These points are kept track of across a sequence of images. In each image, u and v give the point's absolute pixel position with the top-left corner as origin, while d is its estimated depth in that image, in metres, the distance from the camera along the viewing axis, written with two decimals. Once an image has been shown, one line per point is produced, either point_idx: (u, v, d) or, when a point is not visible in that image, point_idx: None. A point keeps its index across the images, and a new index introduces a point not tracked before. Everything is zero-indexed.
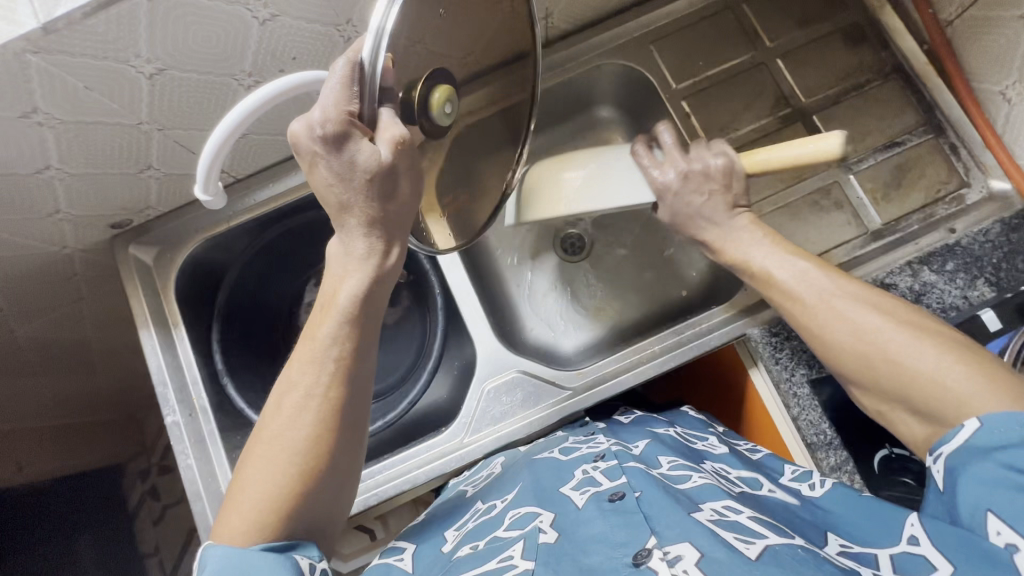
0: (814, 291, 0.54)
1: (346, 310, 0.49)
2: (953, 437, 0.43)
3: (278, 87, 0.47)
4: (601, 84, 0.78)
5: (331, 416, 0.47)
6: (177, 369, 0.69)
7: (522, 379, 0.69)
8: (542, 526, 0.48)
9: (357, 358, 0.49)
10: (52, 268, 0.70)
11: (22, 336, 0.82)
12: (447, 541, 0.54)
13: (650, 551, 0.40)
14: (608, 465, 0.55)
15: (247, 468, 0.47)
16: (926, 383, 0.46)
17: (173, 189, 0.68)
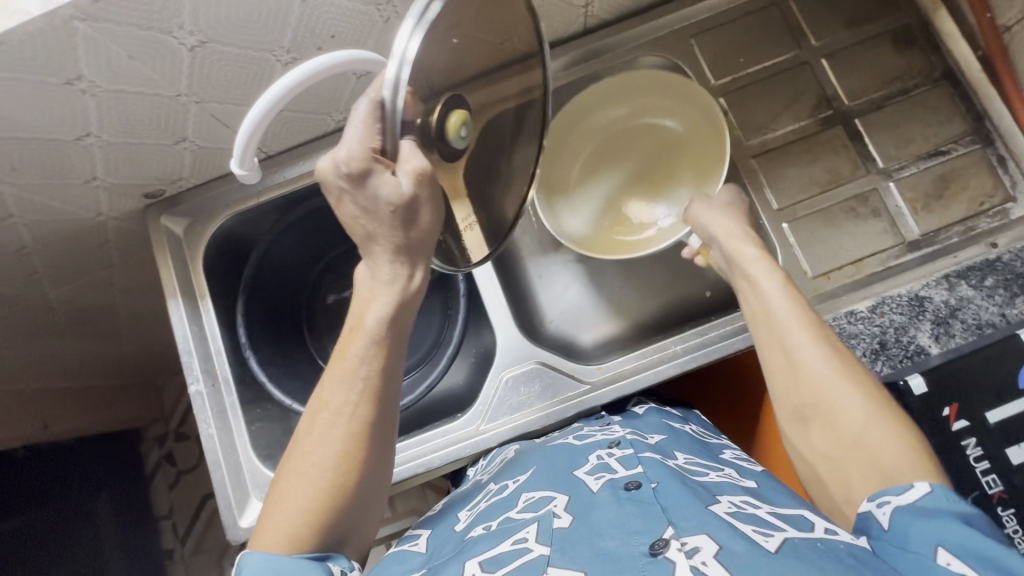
0: (785, 323, 0.55)
1: (372, 330, 0.50)
2: (901, 493, 0.44)
3: (356, 53, 0.48)
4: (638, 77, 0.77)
5: (358, 434, 0.50)
6: (202, 340, 0.70)
7: (541, 370, 0.69)
8: (557, 510, 0.48)
9: (380, 378, 0.51)
10: (87, 234, 0.72)
11: (54, 298, 0.84)
12: (460, 519, 0.55)
13: (667, 540, 0.40)
14: (624, 453, 0.56)
15: (283, 480, 0.49)
16: (879, 450, 0.47)
17: (206, 162, 0.68)
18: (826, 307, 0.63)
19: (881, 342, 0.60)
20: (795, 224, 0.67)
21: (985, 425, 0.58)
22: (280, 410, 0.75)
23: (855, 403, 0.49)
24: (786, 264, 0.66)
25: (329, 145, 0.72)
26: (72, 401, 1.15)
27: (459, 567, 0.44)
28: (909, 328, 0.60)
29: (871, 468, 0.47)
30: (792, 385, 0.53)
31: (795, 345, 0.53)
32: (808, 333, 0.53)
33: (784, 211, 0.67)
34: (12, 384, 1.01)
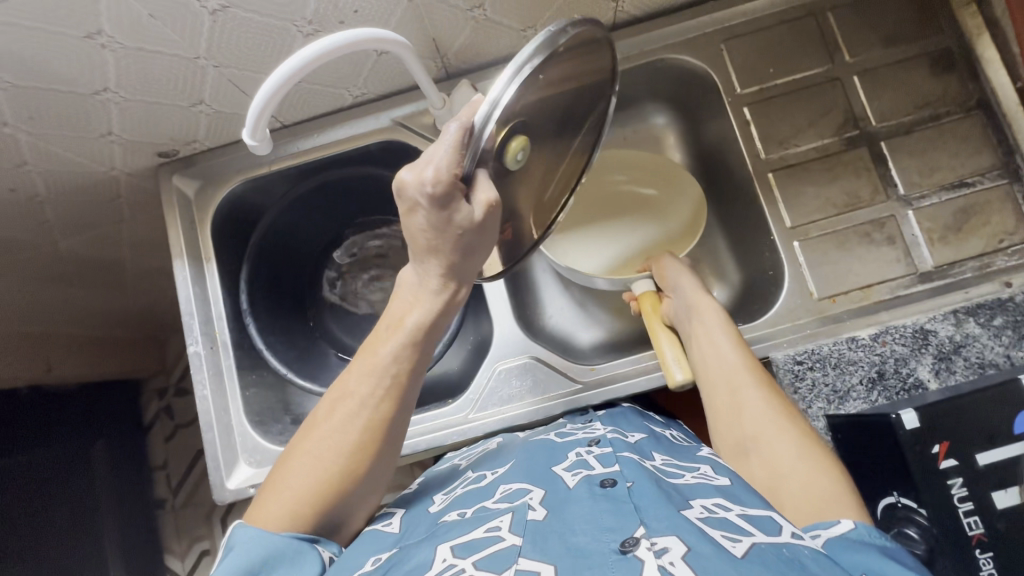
0: (729, 368, 0.59)
1: (412, 328, 0.52)
2: (828, 527, 0.44)
3: (397, 36, 0.50)
4: (662, 78, 0.76)
5: (377, 428, 0.51)
6: (204, 302, 0.71)
7: (534, 364, 0.69)
8: (532, 502, 0.49)
9: (412, 375, 0.53)
10: (100, 187, 0.72)
11: (64, 248, 0.85)
12: (434, 502, 0.56)
13: (637, 539, 0.40)
14: (602, 451, 0.56)
15: (291, 460, 0.51)
16: (808, 486, 0.49)
17: (221, 127, 0.68)
18: (828, 330, 0.62)
19: (878, 372, 0.60)
20: (806, 243, 0.66)
21: (973, 466, 0.53)
22: (275, 379, 0.76)
23: (788, 443, 0.52)
24: (792, 283, 0.65)
25: (345, 120, 0.72)
26: (77, 347, 1.18)
27: (431, 549, 0.45)
28: (909, 360, 0.60)
29: (805, 505, 0.48)
30: (735, 422, 0.56)
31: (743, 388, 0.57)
32: (755, 378, 0.57)
33: (796, 230, 0.66)
34: (19, 325, 1.03)
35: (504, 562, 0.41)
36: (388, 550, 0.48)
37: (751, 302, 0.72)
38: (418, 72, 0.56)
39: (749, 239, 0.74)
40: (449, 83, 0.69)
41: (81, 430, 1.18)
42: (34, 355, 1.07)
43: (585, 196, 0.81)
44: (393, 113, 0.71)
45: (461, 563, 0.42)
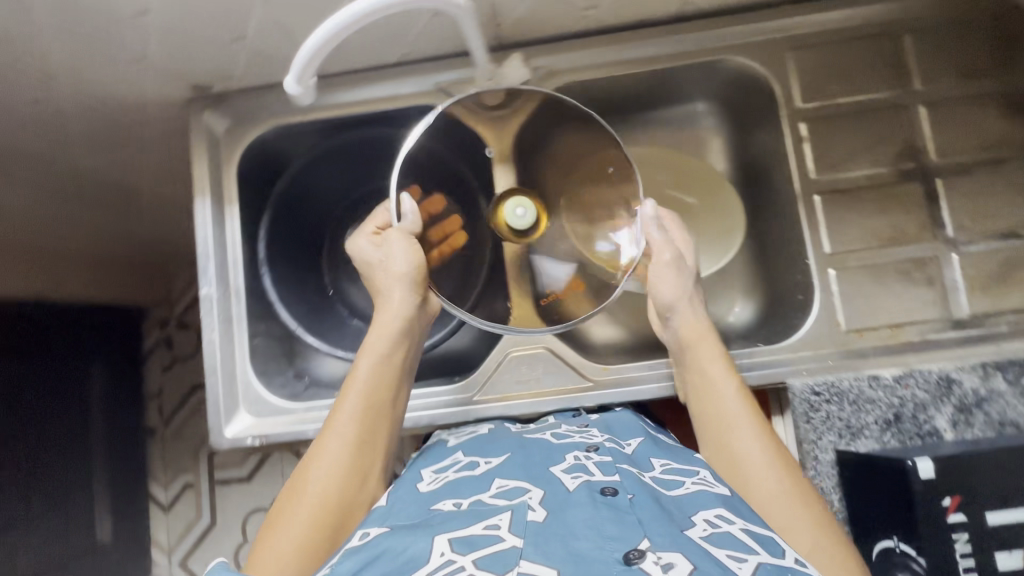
0: (730, 414, 0.58)
1: (376, 361, 0.62)
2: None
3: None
4: (718, 79, 0.73)
5: (348, 463, 0.58)
6: (221, 245, 0.69)
7: (545, 356, 0.68)
8: (531, 502, 0.48)
9: (381, 401, 0.61)
10: (127, 112, 0.70)
11: (83, 168, 0.84)
12: (424, 480, 0.57)
13: (643, 552, 0.42)
14: (602, 459, 0.55)
15: (279, 515, 0.56)
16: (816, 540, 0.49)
17: (259, 67, 0.66)
18: (850, 364, 0.61)
19: (895, 415, 0.60)
20: (843, 272, 0.64)
21: (980, 525, 0.52)
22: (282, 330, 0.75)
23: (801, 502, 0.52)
24: (821, 311, 0.64)
25: (387, 78, 0.69)
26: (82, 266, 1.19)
27: (426, 540, 0.44)
28: (928, 407, 0.60)
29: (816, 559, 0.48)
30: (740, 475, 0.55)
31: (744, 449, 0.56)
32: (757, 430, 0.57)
33: (833, 258, 0.64)
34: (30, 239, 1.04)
35: (505, 564, 0.41)
36: (381, 526, 0.50)
37: (776, 324, 0.71)
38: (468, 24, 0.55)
39: (780, 258, 0.72)
40: (501, 53, 0.66)
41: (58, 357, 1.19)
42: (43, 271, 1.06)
43: None
44: (438, 78, 0.69)
45: (460, 560, 0.41)
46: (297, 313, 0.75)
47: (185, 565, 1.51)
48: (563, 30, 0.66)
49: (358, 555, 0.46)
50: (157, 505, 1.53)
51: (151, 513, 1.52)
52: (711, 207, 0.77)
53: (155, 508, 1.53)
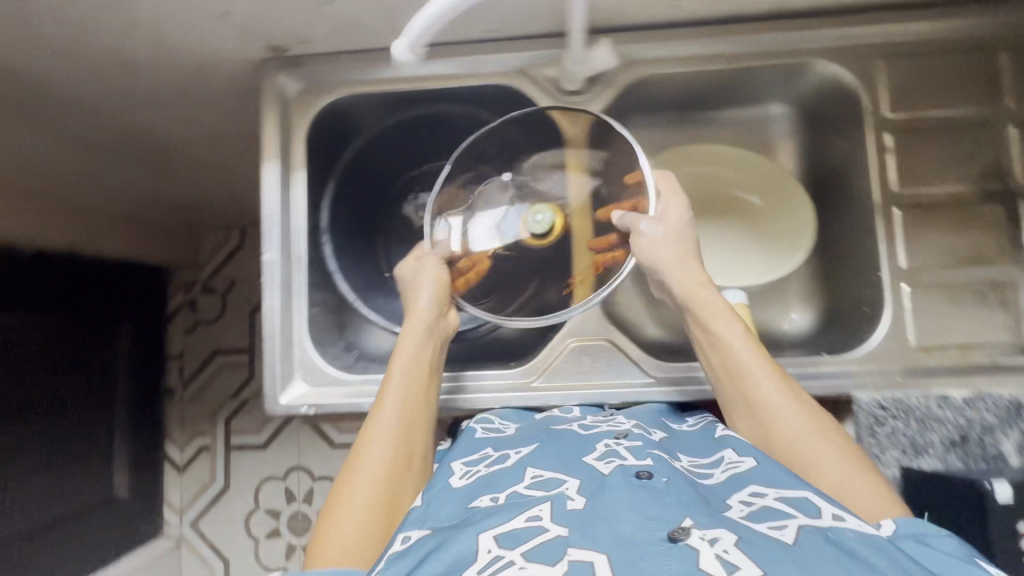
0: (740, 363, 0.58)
1: (410, 362, 0.65)
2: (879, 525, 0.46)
3: None
4: (799, 82, 0.71)
5: (391, 458, 0.60)
6: (287, 211, 0.68)
7: (606, 349, 0.68)
8: (569, 492, 0.50)
9: (418, 397, 0.64)
10: (199, 67, 0.68)
11: (141, 121, 0.83)
12: (455, 474, 0.58)
13: (688, 530, 0.42)
14: (633, 444, 0.58)
15: (330, 513, 0.57)
16: (846, 479, 0.51)
17: (341, 32, 0.64)
18: (916, 382, 0.61)
19: (961, 436, 0.61)
20: (916, 289, 0.63)
21: None
22: (335, 301, 0.75)
23: (828, 446, 0.53)
24: (890, 325, 0.63)
25: (467, 53, 0.67)
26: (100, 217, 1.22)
27: (472, 539, 0.45)
28: (995, 431, 0.60)
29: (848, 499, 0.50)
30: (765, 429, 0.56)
31: (766, 397, 0.56)
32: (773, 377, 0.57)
33: (907, 272, 0.63)
34: (63, 185, 1.05)
35: (555, 554, 0.41)
36: (421, 530, 0.50)
37: (838, 334, 0.70)
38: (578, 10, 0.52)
39: (846, 268, 0.72)
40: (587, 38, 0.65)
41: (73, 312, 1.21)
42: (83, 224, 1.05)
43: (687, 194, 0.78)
44: (519, 58, 0.67)
45: (508, 553, 0.42)
46: (354, 284, 0.76)
47: (195, 525, 1.53)
48: (653, 19, 0.64)
49: (403, 561, 0.46)
50: (171, 464, 1.54)
51: (164, 472, 1.54)
52: (782, 208, 0.75)
53: (169, 467, 1.54)
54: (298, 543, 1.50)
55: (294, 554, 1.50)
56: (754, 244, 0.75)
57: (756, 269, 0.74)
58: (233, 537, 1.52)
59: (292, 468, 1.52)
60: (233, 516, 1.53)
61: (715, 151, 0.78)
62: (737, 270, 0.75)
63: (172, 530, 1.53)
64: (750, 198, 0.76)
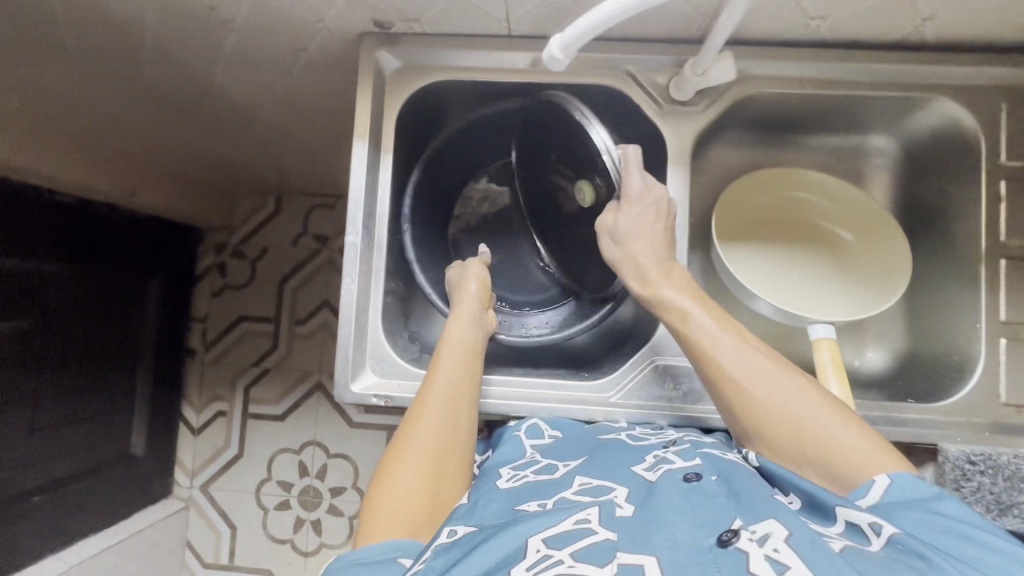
0: (714, 337, 0.56)
1: (459, 345, 0.65)
2: (866, 494, 0.47)
3: None
4: (909, 117, 0.69)
5: (442, 437, 0.58)
6: (371, 193, 0.66)
7: (692, 371, 0.64)
8: (618, 499, 0.50)
9: (467, 379, 0.63)
10: (295, 34, 0.65)
11: (218, 79, 0.81)
12: (502, 477, 0.59)
13: (736, 532, 0.44)
14: (681, 449, 0.58)
15: (378, 490, 0.55)
16: (837, 448, 0.50)
17: (451, 15, 0.61)
18: (1005, 438, 0.60)
19: None
20: (1014, 344, 0.61)
21: None
22: (404, 289, 0.74)
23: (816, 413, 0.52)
24: (983, 379, 0.61)
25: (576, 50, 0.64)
26: (151, 172, 1.19)
27: (520, 539, 0.46)
28: None
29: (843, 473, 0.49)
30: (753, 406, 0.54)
31: (737, 375, 0.54)
32: (749, 350, 0.55)
33: (1007, 326, 0.61)
34: (116, 136, 1.02)
35: (601, 557, 0.42)
36: (468, 526, 0.51)
37: (917, 378, 0.69)
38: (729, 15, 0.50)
39: (933, 312, 0.70)
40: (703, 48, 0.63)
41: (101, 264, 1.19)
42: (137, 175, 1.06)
43: (775, 217, 0.75)
44: (629, 61, 0.65)
45: (557, 554, 0.43)
46: (429, 277, 0.74)
47: (206, 489, 1.49)
48: (776, 35, 0.62)
49: (447, 555, 0.47)
50: (187, 426, 1.51)
51: (178, 433, 1.51)
52: (880, 244, 0.72)
53: (185, 430, 1.51)
54: (307, 518, 1.47)
55: (302, 528, 1.47)
56: (839, 289, 0.72)
57: (839, 300, 0.71)
58: (242, 506, 1.49)
59: (308, 443, 1.48)
60: (245, 484, 1.49)
61: (808, 176, 0.75)
62: (819, 301, 0.72)
63: (182, 492, 1.49)
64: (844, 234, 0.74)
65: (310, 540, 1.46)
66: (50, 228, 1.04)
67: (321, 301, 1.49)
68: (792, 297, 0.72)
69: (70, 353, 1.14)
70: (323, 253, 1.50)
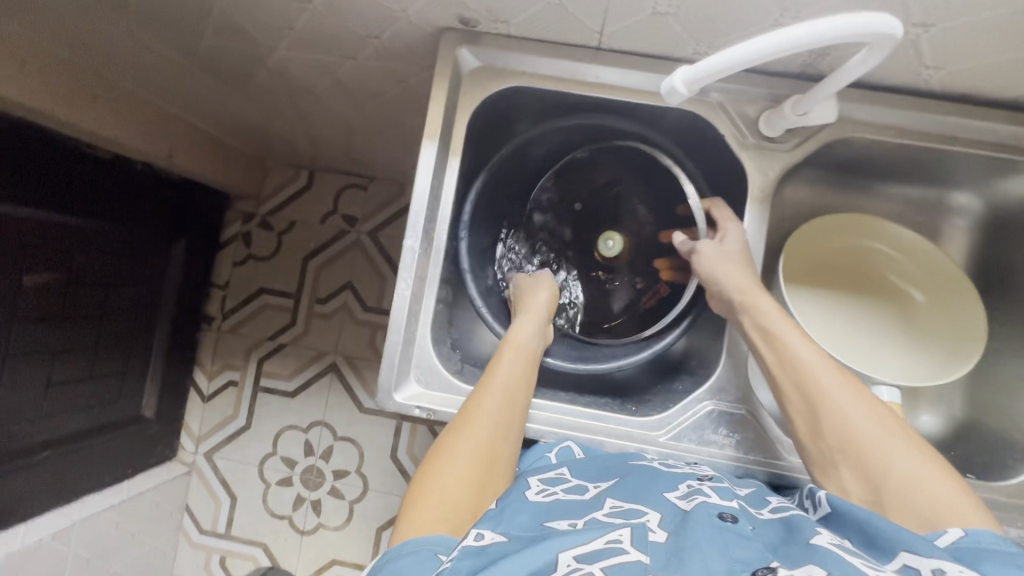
0: (812, 359, 0.55)
1: (519, 348, 0.64)
2: (940, 537, 0.44)
3: (865, 23, 0.40)
4: (1004, 180, 0.66)
5: (493, 436, 0.57)
6: (435, 197, 0.63)
7: (743, 419, 0.62)
8: (650, 524, 0.48)
9: (525, 384, 0.62)
10: (373, 20, 0.62)
11: (278, 53, 0.77)
12: (532, 489, 0.56)
13: (773, 569, 0.42)
14: (717, 485, 0.55)
15: (423, 480, 0.54)
16: (925, 486, 0.48)
17: (546, 21, 0.57)
18: None
19: None
20: None
21: None
22: (452, 296, 0.71)
23: (903, 450, 0.50)
24: None
25: (668, 70, 0.61)
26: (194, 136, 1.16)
27: (550, 553, 0.44)
28: None
29: (926, 514, 0.47)
30: (835, 425, 0.53)
31: (829, 391, 0.54)
32: (841, 378, 0.55)
33: None
34: (162, 96, 0.99)
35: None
36: (496, 533, 0.48)
37: (975, 450, 0.66)
38: (851, 69, 0.47)
39: (1000, 383, 0.68)
40: (802, 85, 0.60)
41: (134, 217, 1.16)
42: (162, 136, 1.05)
43: (843, 267, 0.73)
44: (721, 89, 0.61)
45: (588, 568, 0.41)
46: (479, 289, 0.73)
47: (210, 456, 1.46)
48: (882, 77, 0.59)
49: (477, 557, 0.44)
50: (198, 393, 1.48)
51: (189, 398, 1.47)
52: (955, 306, 0.68)
53: (194, 395, 1.48)
54: (308, 496, 1.43)
55: (301, 506, 1.43)
56: (900, 348, 0.69)
57: (905, 359, 0.68)
58: (245, 478, 1.45)
59: (316, 423, 1.45)
60: (249, 457, 1.46)
61: (888, 228, 0.72)
62: (882, 359, 0.69)
63: (187, 456, 1.46)
64: (914, 294, 0.71)
65: (308, 519, 1.42)
66: (81, 183, 1.00)
67: (345, 283, 1.47)
68: (855, 352, 0.69)
69: (90, 310, 1.11)
70: (351, 235, 1.47)
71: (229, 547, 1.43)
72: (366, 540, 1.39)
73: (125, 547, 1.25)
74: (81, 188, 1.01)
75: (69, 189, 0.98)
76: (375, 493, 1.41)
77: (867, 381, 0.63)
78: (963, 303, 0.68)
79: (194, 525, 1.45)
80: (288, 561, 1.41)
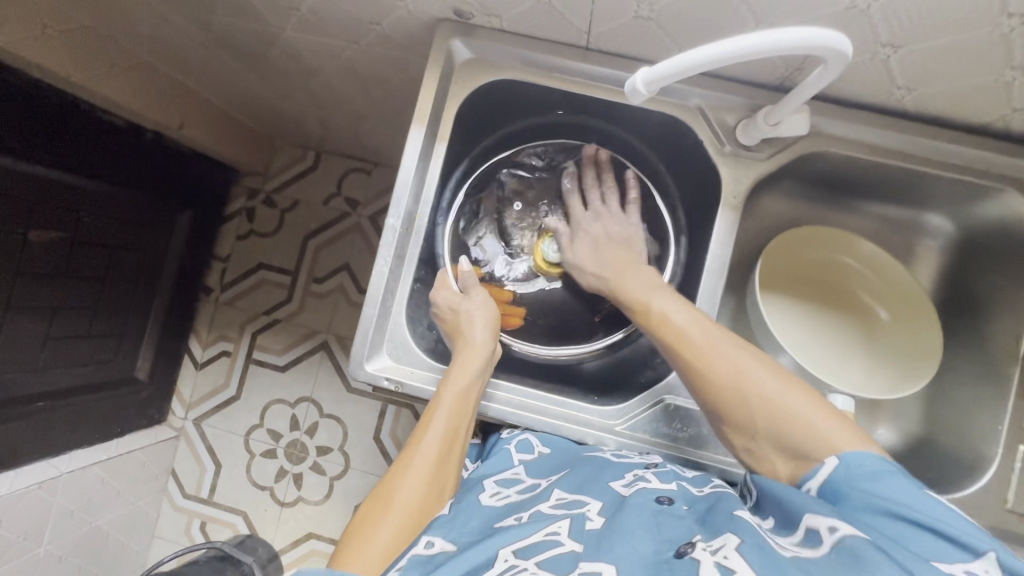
0: (682, 331, 0.57)
1: (461, 393, 0.62)
2: (817, 476, 0.49)
3: (810, 36, 0.42)
4: (972, 205, 0.68)
5: (428, 480, 0.58)
6: (420, 180, 0.66)
7: (698, 416, 0.64)
8: (590, 513, 0.51)
9: (464, 424, 0.62)
10: (373, 7, 0.64)
11: (286, 33, 0.80)
12: (486, 491, 0.60)
13: (694, 544, 0.45)
14: (662, 470, 0.58)
15: (359, 524, 0.56)
16: (795, 430, 0.51)
17: (536, 18, 0.60)
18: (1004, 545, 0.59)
19: None
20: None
21: None
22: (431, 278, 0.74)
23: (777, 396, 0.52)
24: (994, 481, 0.61)
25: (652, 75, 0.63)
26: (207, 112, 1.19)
27: (492, 549, 0.47)
28: None
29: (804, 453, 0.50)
30: (713, 392, 0.55)
31: (700, 360, 0.56)
32: (711, 341, 0.56)
33: None
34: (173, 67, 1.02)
35: (564, 566, 0.43)
36: (445, 542, 0.52)
37: (927, 467, 0.68)
38: (811, 81, 0.49)
39: (956, 402, 0.69)
40: (778, 96, 0.62)
41: (143, 185, 1.20)
42: (174, 106, 1.09)
43: (813, 281, 0.74)
44: (702, 97, 0.64)
45: (523, 564, 0.44)
46: None
47: (199, 423, 1.50)
48: (858, 95, 0.60)
49: (424, 567, 0.48)
50: (191, 360, 1.51)
51: (182, 365, 1.51)
52: (919, 327, 0.70)
53: (189, 362, 1.51)
54: (290, 470, 1.46)
55: (283, 479, 1.46)
56: (863, 360, 0.71)
57: (866, 372, 0.70)
58: (230, 447, 1.49)
59: (303, 399, 1.48)
60: (237, 427, 1.49)
61: (860, 243, 0.74)
62: (842, 373, 0.71)
63: (176, 421, 1.50)
64: (880, 311, 0.73)
65: (289, 492, 1.45)
66: (92, 146, 1.04)
67: (343, 264, 1.50)
68: (818, 364, 0.71)
69: (94, 272, 1.15)
70: (353, 218, 1.50)
71: (211, 513, 1.47)
72: (344, 516, 1.43)
73: (111, 503, 1.29)
74: (99, 152, 1.06)
75: (82, 151, 1.02)
76: (355, 472, 1.44)
77: (824, 390, 0.65)
78: (916, 324, 0.70)
79: (178, 489, 1.49)
80: (265, 531, 1.44)
